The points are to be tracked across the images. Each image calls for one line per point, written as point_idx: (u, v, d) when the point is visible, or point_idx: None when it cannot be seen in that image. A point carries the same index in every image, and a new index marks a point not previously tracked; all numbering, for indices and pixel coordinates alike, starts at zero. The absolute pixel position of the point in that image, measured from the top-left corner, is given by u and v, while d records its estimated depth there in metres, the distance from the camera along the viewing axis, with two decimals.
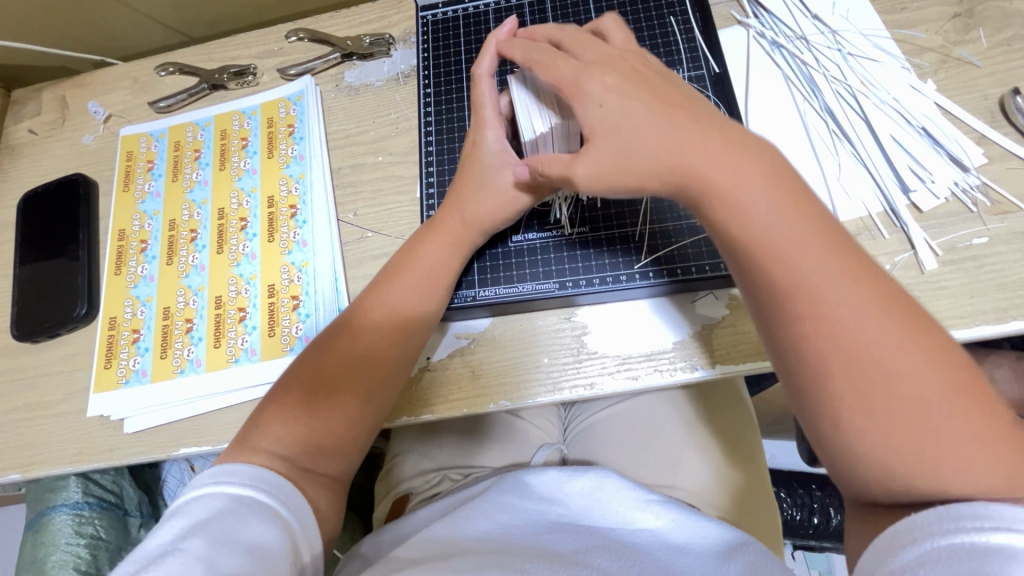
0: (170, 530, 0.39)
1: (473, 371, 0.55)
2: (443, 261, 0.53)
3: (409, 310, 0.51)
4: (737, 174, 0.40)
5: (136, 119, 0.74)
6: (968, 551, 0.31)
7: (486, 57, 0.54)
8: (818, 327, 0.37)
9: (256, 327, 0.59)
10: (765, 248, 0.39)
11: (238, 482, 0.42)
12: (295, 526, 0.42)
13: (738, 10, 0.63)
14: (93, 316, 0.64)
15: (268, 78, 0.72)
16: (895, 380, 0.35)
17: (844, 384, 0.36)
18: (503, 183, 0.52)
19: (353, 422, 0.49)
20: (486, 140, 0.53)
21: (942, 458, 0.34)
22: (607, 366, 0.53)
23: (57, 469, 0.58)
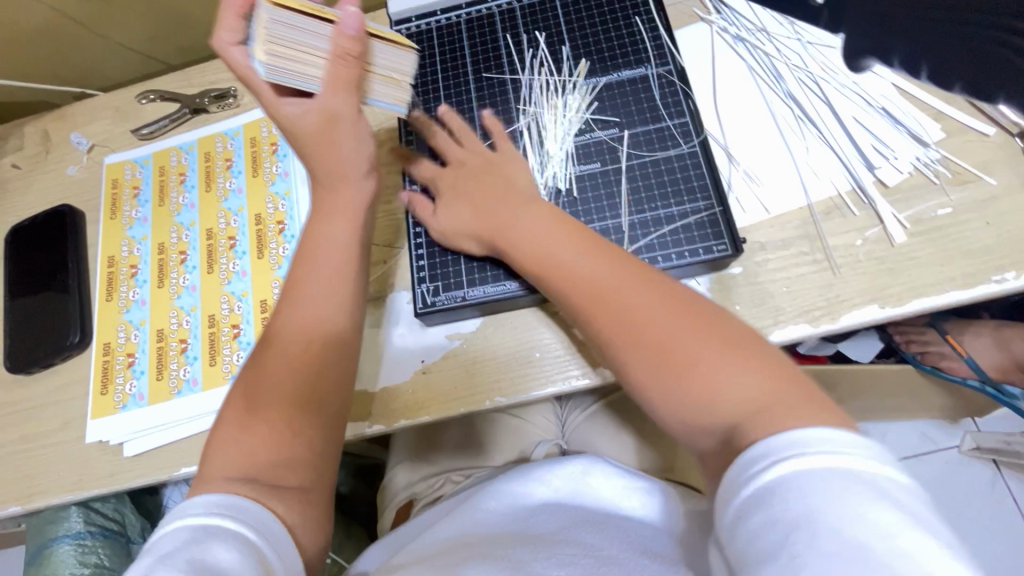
0: (137, 569, 0.36)
1: (467, 370, 0.56)
2: (337, 238, 0.53)
3: (327, 300, 0.51)
4: (560, 247, 0.47)
5: (120, 147, 0.75)
6: (774, 490, 0.31)
7: (225, 28, 0.47)
8: (635, 311, 0.42)
9: (250, 342, 0.60)
10: (572, 285, 0.45)
11: (202, 513, 0.39)
12: (269, 553, 0.39)
13: (701, 8, 0.65)
14: (87, 344, 0.64)
15: (248, 99, 0.73)
16: (699, 354, 0.39)
17: (662, 383, 0.40)
18: (352, 135, 0.51)
19: (303, 429, 0.47)
20: (286, 108, 0.49)
21: (727, 389, 0.37)
22: (598, 356, 0.54)
23: (58, 498, 0.58)
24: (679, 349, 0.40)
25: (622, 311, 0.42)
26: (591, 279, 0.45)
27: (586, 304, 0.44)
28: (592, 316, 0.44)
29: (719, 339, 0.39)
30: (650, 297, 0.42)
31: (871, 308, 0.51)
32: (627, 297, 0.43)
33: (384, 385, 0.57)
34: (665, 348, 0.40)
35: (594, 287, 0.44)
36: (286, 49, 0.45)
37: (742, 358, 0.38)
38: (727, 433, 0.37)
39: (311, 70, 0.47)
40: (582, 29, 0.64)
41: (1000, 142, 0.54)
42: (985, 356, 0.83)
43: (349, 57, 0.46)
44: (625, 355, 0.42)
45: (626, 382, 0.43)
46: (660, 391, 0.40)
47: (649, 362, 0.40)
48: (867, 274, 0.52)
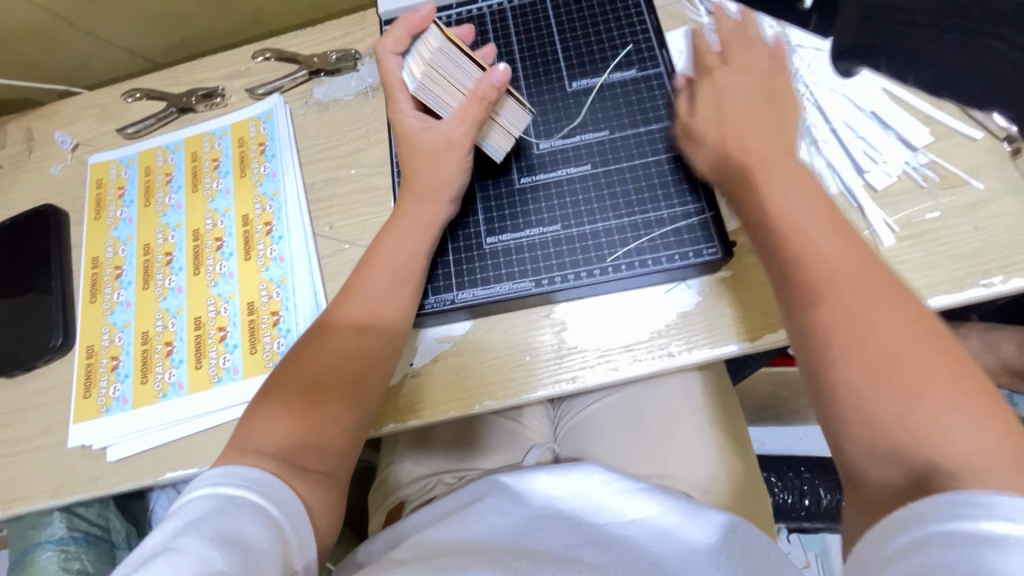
0: (165, 531, 0.39)
1: (457, 373, 0.56)
2: (409, 242, 0.53)
3: (388, 300, 0.52)
4: (775, 185, 0.45)
5: (104, 146, 0.73)
6: (975, 538, 0.30)
7: (391, 35, 0.53)
8: (850, 302, 0.40)
9: (237, 345, 0.59)
10: (792, 230, 0.43)
11: (232, 484, 0.41)
12: (289, 531, 0.42)
13: (692, 8, 0.64)
14: (69, 346, 0.63)
15: (236, 98, 0.73)
16: (928, 378, 0.36)
17: (883, 380, 0.37)
18: (442, 152, 0.53)
19: (329, 422, 0.48)
20: (404, 119, 0.55)
21: (943, 434, 0.34)
22: (588, 359, 0.54)
23: (39, 504, 0.57)
24: (903, 360, 0.37)
25: (826, 272, 0.41)
26: (803, 210, 0.44)
27: (780, 237, 0.44)
28: (808, 286, 0.41)
29: (943, 363, 0.37)
30: (868, 297, 0.40)
31: None
32: (820, 246, 0.42)
33: None
34: (887, 360, 0.37)
35: (790, 225, 0.44)
36: (436, 74, 0.51)
37: (950, 395, 0.35)
38: (917, 481, 0.34)
39: (447, 99, 0.53)
40: (573, 30, 0.64)
41: (988, 146, 0.54)
42: (975, 359, 0.83)
43: (484, 100, 0.51)
44: (832, 359, 0.39)
45: (819, 366, 0.40)
46: (877, 402, 0.37)
47: (874, 377, 0.37)
48: None
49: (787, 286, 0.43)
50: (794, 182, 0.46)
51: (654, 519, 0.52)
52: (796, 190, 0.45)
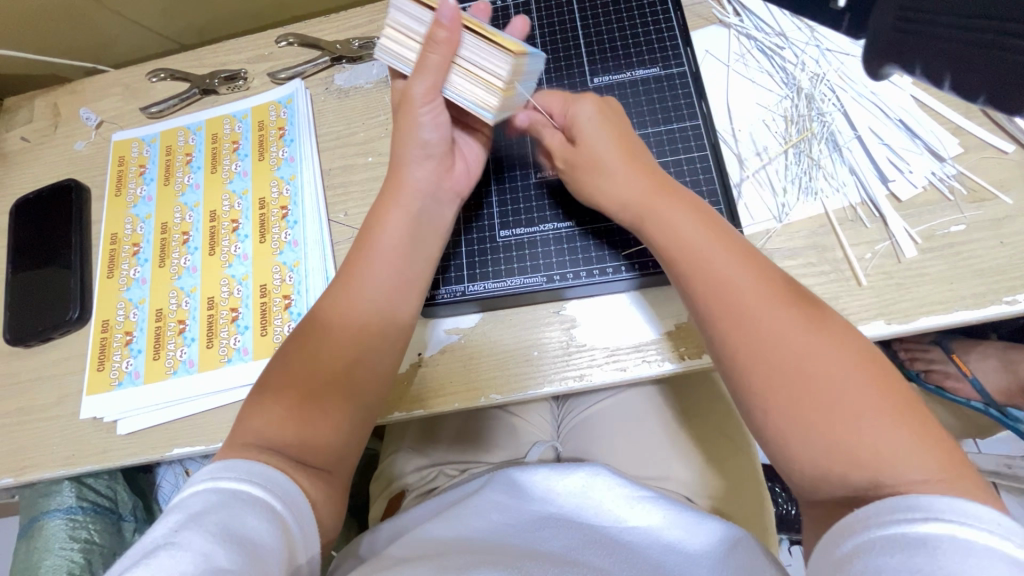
0: (166, 524, 0.38)
1: (464, 365, 0.56)
2: (406, 225, 0.51)
3: (393, 292, 0.51)
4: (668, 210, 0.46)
5: (128, 124, 0.74)
6: (914, 540, 0.31)
7: None
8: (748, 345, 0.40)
9: (248, 327, 0.60)
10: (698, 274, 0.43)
11: (231, 476, 0.41)
12: (292, 523, 0.41)
13: (719, 9, 0.64)
14: (86, 319, 0.64)
15: (258, 82, 0.73)
16: (847, 402, 0.36)
17: (815, 425, 0.37)
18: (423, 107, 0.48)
19: (337, 411, 0.48)
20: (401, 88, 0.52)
21: (878, 449, 0.35)
22: (596, 358, 0.54)
23: (51, 472, 0.59)
24: (833, 393, 0.37)
25: (746, 318, 0.40)
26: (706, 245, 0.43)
27: (699, 275, 0.43)
28: (732, 324, 0.41)
29: (875, 381, 0.37)
30: (776, 332, 0.39)
31: (876, 324, 0.50)
32: (736, 283, 0.42)
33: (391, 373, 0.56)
34: (802, 384, 0.38)
35: (696, 254, 0.43)
36: (389, 26, 0.48)
37: (872, 406, 0.36)
38: (853, 496, 0.35)
39: (407, 53, 0.48)
40: (599, 25, 0.63)
41: (1019, 160, 0.53)
42: (990, 378, 0.81)
43: (435, 39, 0.43)
44: (763, 393, 0.39)
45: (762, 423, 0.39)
46: (800, 431, 0.37)
47: (794, 408, 0.38)
48: (875, 289, 0.51)
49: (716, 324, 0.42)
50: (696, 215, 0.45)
51: (652, 525, 0.52)
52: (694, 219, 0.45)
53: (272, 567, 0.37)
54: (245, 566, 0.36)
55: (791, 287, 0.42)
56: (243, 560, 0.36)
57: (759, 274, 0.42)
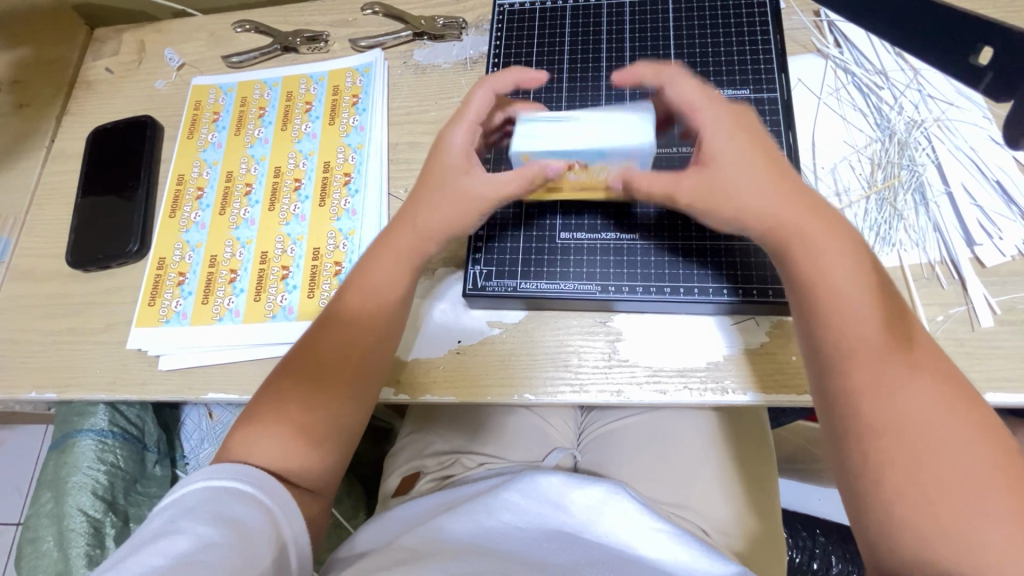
0: (159, 518, 0.42)
1: (501, 360, 0.55)
2: (393, 264, 0.53)
3: (383, 303, 0.53)
4: (814, 229, 0.45)
5: (207, 70, 0.76)
6: None
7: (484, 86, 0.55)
8: (873, 389, 0.41)
9: (296, 286, 0.61)
10: (835, 307, 0.43)
11: (224, 476, 0.45)
12: (280, 514, 0.45)
13: (819, 38, 0.61)
14: (144, 254, 0.66)
15: (338, 46, 0.73)
16: (949, 450, 0.39)
17: (912, 478, 0.38)
18: (463, 188, 0.52)
19: (327, 411, 0.51)
20: (452, 140, 0.53)
21: (970, 517, 0.37)
22: (636, 376, 0.53)
23: (91, 394, 0.61)
24: (941, 453, 0.38)
25: (872, 367, 0.41)
26: (849, 291, 0.44)
27: (831, 317, 0.43)
28: (854, 373, 0.42)
29: (992, 457, 0.38)
30: (897, 383, 0.41)
31: None
32: (865, 333, 0.42)
33: (405, 357, 0.57)
34: (905, 442, 0.39)
35: (831, 292, 0.44)
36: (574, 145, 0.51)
37: (988, 481, 0.37)
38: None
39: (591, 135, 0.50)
40: (693, 39, 0.61)
41: None
42: None
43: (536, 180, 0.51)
44: (874, 437, 0.40)
45: (854, 456, 0.41)
46: (902, 488, 0.39)
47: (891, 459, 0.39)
48: (943, 353, 0.49)
49: (829, 369, 0.43)
50: (840, 248, 0.45)
51: (663, 558, 0.51)
52: (838, 257, 0.45)
53: (262, 551, 0.42)
54: (231, 542, 0.40)
55: (915, 339, 0.42)
56: (238, 541, 0.41)
57: (892, 314, 0.43)
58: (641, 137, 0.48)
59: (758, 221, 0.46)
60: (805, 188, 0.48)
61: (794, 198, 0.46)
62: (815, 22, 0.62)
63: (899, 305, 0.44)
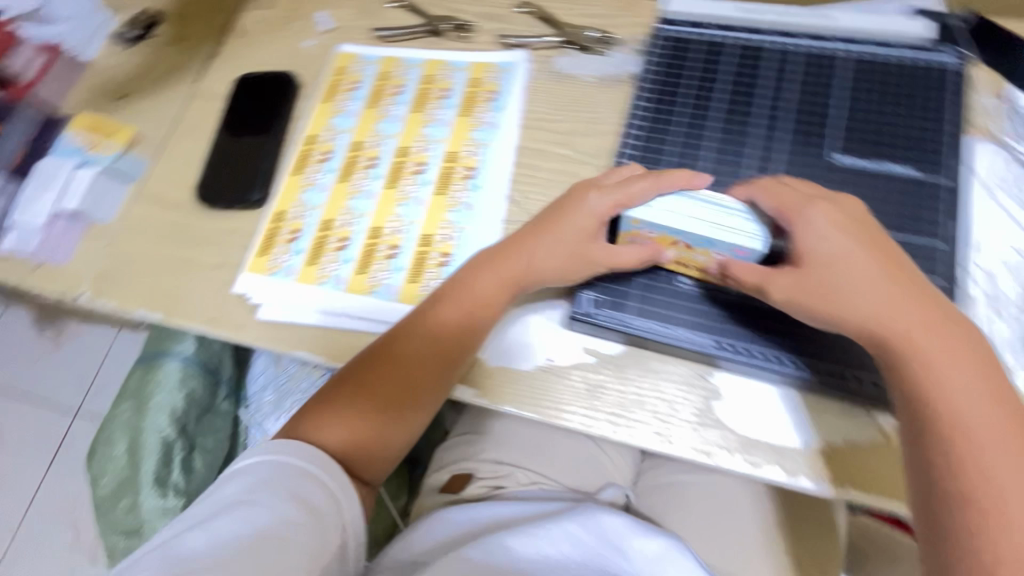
0: (237, 484, 0.47)
1: (590, 388, 0.54)
2: (491, 295, 0.55)
3: (473, 332, 0.55)
4: (932, 335, 0.44)
5: (353, 38, 0.78)
6: None
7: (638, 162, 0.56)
8: (988, 511, 0.39)
9: (401, 268, 0.61)
10: (949, 418, 0.42)
11: (292, 455, 0.49)
12: (340, 496, 0.49)
13: (1000, 127, 0.56)
14: (263, 204, 0.69)
15: (483, 38, 0.74)
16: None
17: None
18: (578, 242, 0.54)
19: (394, 425, 0.55)
20: (589, 199, 0.55)
21: None
22: (729, 441, 0.50)
23: (192, 325, 0.64)
24: None
25: (961, 420, 0.42)
26: (937, 351, 0.44)
27: (921, 385, 0.43)
28: (945, 437, 0.42)
29: None
30: (974, 425, 0.41)
31: None
32: (981, 447, 0.41)
33: (493, 363, 0.56)
34: (985, 477, 0.40)
35: (921, 356, 0.44)
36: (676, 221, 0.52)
37: None
38: None
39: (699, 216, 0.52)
40: (864, 103, 0.57)
41: None
42: None
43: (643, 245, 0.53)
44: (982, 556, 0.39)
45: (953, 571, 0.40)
46: None
47: (983, 427, 0.41)
48: None
49: (918, 432, 0.43)
50: (959, 365, 0.43)
51: None
52: (955, 367, 0.43)
53: (324, 530, 0.46)
54: (303, 523, 0.45)
55: None
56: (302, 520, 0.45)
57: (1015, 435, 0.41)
58: (751, 241, 0.49)
59: (869, 317, 0.45)
60: (920, 284, 0.46)
61: (908, 307, 0.45)
62: (1000, 109, 0.57)
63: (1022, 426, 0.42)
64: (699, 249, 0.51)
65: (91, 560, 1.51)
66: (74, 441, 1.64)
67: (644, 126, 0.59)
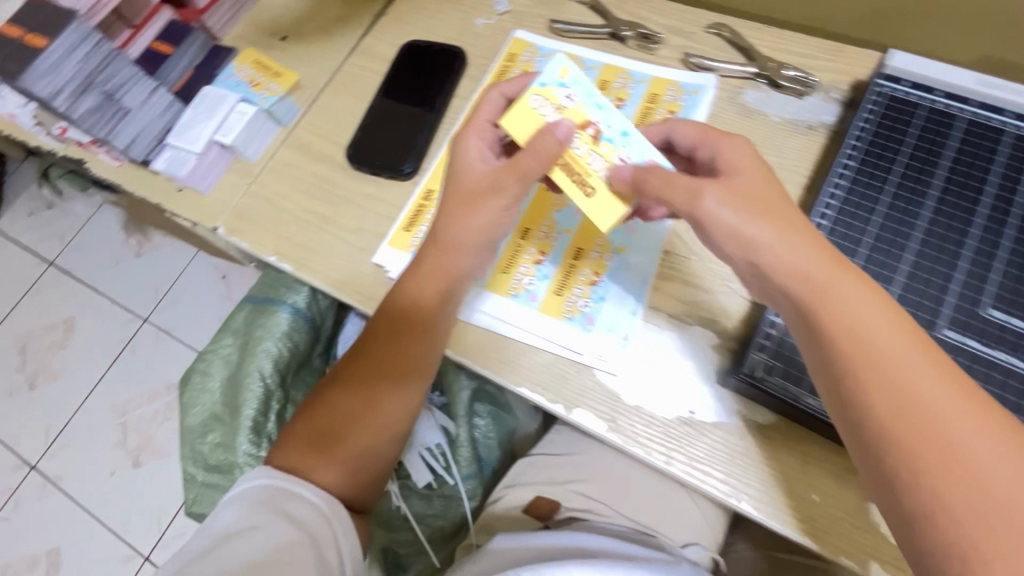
0: (233, 512, 0.47)
1: (730, 454, 0.51)
2: (458, 266, 0.54)
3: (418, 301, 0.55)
4: (866, 313, 0.38)
5: (529, 27, 0.75)
6: None
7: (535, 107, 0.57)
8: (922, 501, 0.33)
9: (547, 277, 0.59)
10: (868, 388, 0.36)
11: (278, 478, 0.50)
12: (334, 514, 0.49)
13: None
14: (415, 179, 0.67)
15: (667, 53, 0.70)
16: (1000, 477, 0.31)
17: None
18: (473, 164, 0.54)
19: (354, 408, 0.53)
20: (468, 141, 0.55)
21: None
22: (880, 552, 0.46)
23: (322, 285, 0.64)
24: None
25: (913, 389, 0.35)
26: (883, 320, 0.38)
27: (846, 340, 0.38)
28: (849, 371, 0.37)
29: None
30: (959, 416, 0.34)
31: None
32: (906, 424, 0.34)
33: (627, 399, 0.53)
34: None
35: (865, 319, 0.38)
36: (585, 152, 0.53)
37: None
38: None
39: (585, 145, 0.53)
40: None
41: None
42: None
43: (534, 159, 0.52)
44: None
45: None
46: None
47: (966, 428, 0.33)
48: None
49: (839, 388, 0.38)
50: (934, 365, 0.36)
51: None
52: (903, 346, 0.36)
53: (318, 546, 0.46)
54: (299, 540, 0.45)
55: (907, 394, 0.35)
56: (296, 539, 0.45)
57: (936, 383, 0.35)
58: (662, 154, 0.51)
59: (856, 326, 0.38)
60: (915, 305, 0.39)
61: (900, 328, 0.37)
62: None
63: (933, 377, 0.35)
64: (613, 155, 0.51)
65: (132, 464, 1.57)
66: (137, 347, 1.71)
67: (850, 182, 0.54)
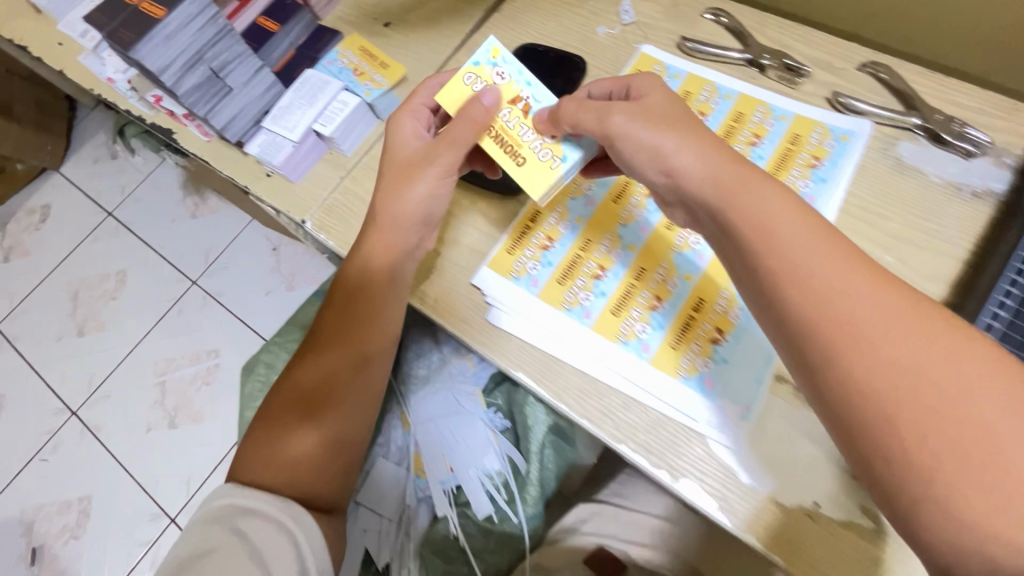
0: (194, 532, 0.52)
1: (858, 561, 0.45)
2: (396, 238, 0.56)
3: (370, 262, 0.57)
4: (823, 251, 0.37)
5: (656, 41, 0.69)
6: None
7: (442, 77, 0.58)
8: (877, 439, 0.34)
9: (662, 326, 0.53)
10: (827, 337, 0.35)
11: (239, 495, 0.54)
12: (290, 523, 0.52)
13: None
14: (520, 197, 0.62)
15: (812, 89, 0.63)
16: (980, 416, 0.31)
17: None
18: (404, 142, 0.57)
19: (337, 362, 0.59)
20: (404, 125, 0.57)
21: None
22: None
23: (411, 300, 0.60)
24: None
25: (864, 320, 0.35)
26: (812, 263, 0.37)
27: (815, 316, 0.36)
28: (821, 332, 0.36)
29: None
30: (899, 359, 0.33)
31: None
32: (853, 359, 0.35)
33: (743, 479, 0.48)
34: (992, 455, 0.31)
35: (786, 244, 0.38)
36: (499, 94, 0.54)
37: None
38: None
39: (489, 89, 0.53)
40: None
41: None
42: None
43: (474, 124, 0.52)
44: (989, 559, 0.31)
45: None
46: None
47: (916, 377, 0.33)
48: None
49: (806, 359, 0.37)
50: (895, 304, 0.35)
51: None
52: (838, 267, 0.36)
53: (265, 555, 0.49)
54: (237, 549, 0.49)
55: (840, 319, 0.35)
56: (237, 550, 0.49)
57: (887, 314, 0.35)
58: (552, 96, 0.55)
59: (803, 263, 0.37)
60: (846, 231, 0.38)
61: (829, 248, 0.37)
62: None
63: (927, 352, 0.33)
64: (558, 144, 0.53)
65: (168, 424, 1.59)
66: (183, 308, 1.72)
67: None
